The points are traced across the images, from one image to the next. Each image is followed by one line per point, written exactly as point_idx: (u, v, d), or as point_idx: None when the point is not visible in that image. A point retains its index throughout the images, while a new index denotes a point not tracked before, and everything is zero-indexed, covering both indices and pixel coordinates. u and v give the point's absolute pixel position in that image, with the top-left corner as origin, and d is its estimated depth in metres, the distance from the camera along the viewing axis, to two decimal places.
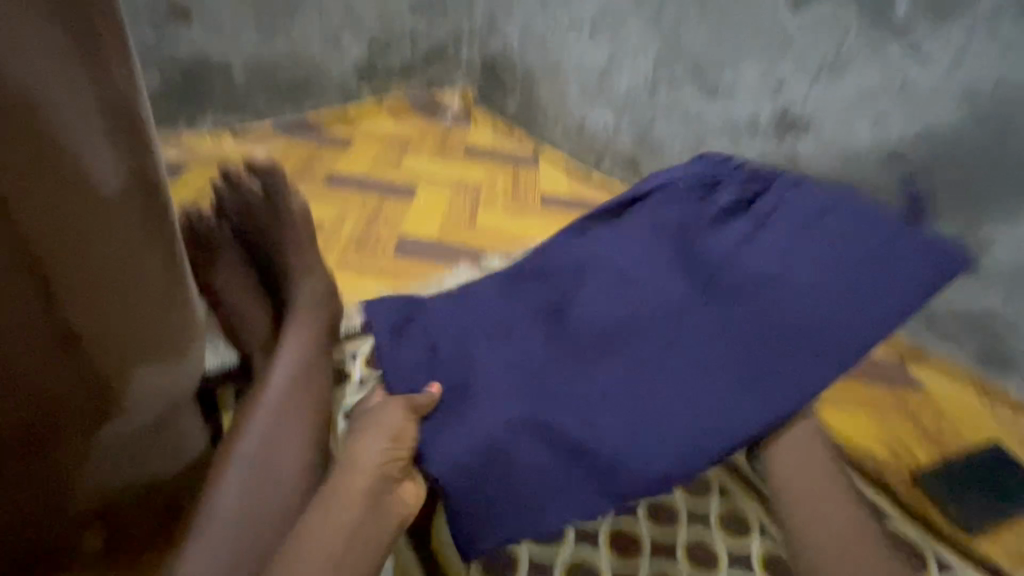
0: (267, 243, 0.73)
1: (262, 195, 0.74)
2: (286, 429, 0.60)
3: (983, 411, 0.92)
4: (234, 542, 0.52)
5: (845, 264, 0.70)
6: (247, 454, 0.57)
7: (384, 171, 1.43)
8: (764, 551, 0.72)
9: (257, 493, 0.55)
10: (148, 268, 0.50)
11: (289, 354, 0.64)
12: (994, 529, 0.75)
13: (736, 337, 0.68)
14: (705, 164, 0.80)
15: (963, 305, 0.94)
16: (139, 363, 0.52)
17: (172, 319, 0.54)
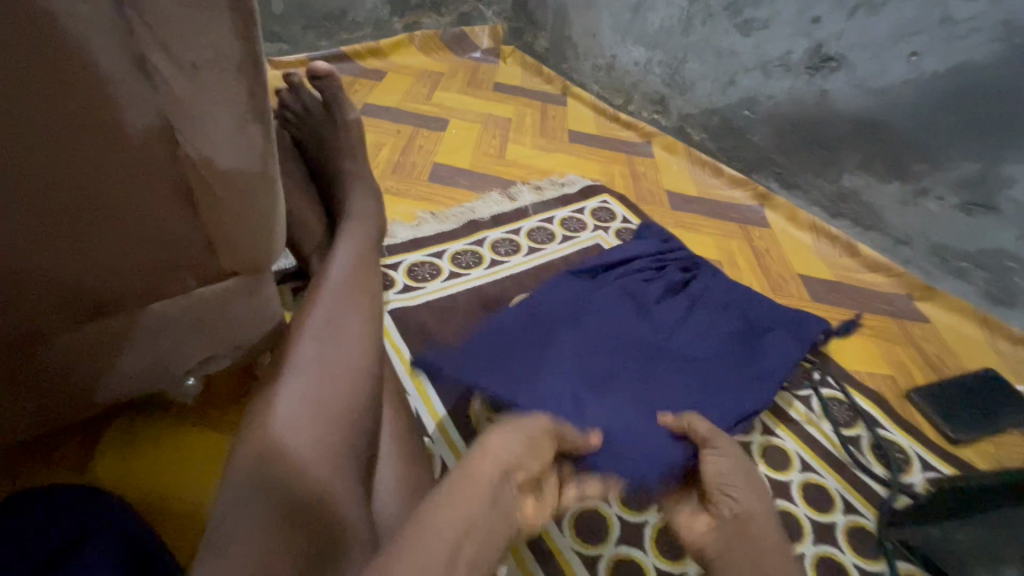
0: (322, 146, 0.80)
1: (319, 102, 0.81)
2: (349, 302, 0.62)
3: (981, 342, 0.97)
4: (318, 404, 0.51)
5: (756, 303, 0.90)
6: (319, 321, 0.58)
7: (416, 104, 1.47)
8: (805, 482, 0.72)
9: (333, 354, 0.55)
10: (255, 194, 0.48)
11: (345, 246, 0.69)
12: (979, 437, 0.80)
13: (696, 372, 0.80)
14: (650, 246, 0.98)
15: (975, 243, 0.97)
16: (235, 262, 0.52)
17: (266, 222, 0.51)
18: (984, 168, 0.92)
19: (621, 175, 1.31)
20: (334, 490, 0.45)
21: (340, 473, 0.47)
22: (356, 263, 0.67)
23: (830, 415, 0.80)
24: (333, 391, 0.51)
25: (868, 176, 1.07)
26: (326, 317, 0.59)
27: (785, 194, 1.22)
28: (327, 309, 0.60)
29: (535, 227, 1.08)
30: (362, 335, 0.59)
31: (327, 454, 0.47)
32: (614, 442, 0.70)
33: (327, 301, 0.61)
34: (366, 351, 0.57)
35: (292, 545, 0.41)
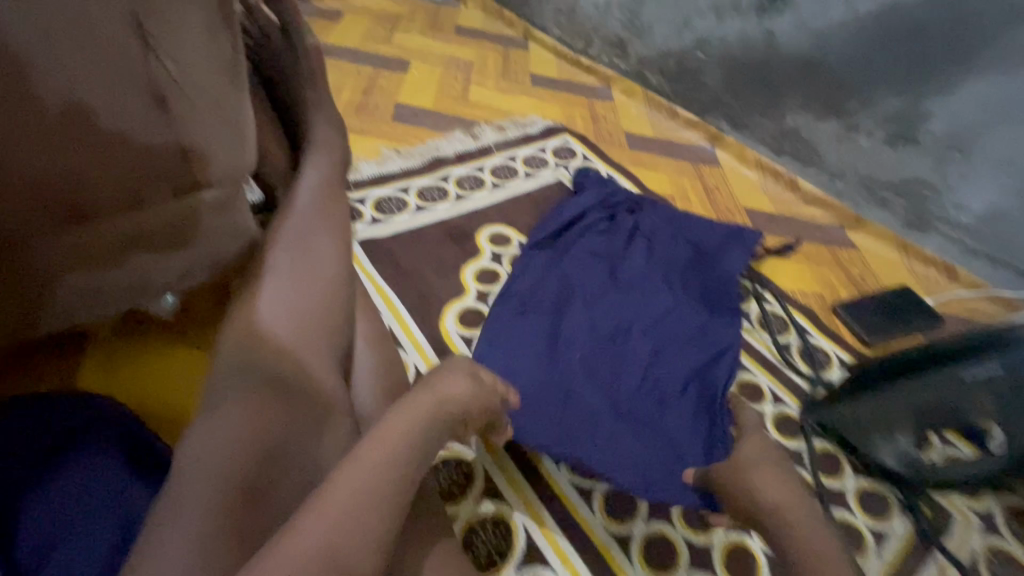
0: (285, 74, 0.79)
1: (279, 26, 0.78)
2: (314, 220, 0.65)
3: (900, 265, 1.08)
4: (300, 316, 0.54)
5: (695, 228, 0.98)
6: (290, 240, 0.61)
7: (377, 45, 1.45)
8: (776, 413, 0.77)
9: (303, 265, 0.59)
10: (229, 97, 0.51)
11: (311, 172, 0.72)
12: (891, 341, 0.92)
13: (670, 311, 0.86)
14: (594, 196, 1.01)
15: (898, 174, 1.07)
16: (214, 172, 0.55)
17: (239, 128, 0.54)
18: (907, 103, 1.01)
19: (581, 117, 1.35)
20: (317, 377, 0.50)
21: (318, 357, 0.51)
22: (321, 188, 0.70)
23: (767, 325, 0.89)
24: (305, 295, 0.55)
25: (808, 114, 1.15)
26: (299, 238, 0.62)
27: (734, 134, 1.29)
28: (297, 229, 0.63)
29: (498, 165, 1.12)
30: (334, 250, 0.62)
31: (309, 349, 0.51)
32: (635, 411, 0.75)
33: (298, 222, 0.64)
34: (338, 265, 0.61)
35: (276, 419, 0.46)
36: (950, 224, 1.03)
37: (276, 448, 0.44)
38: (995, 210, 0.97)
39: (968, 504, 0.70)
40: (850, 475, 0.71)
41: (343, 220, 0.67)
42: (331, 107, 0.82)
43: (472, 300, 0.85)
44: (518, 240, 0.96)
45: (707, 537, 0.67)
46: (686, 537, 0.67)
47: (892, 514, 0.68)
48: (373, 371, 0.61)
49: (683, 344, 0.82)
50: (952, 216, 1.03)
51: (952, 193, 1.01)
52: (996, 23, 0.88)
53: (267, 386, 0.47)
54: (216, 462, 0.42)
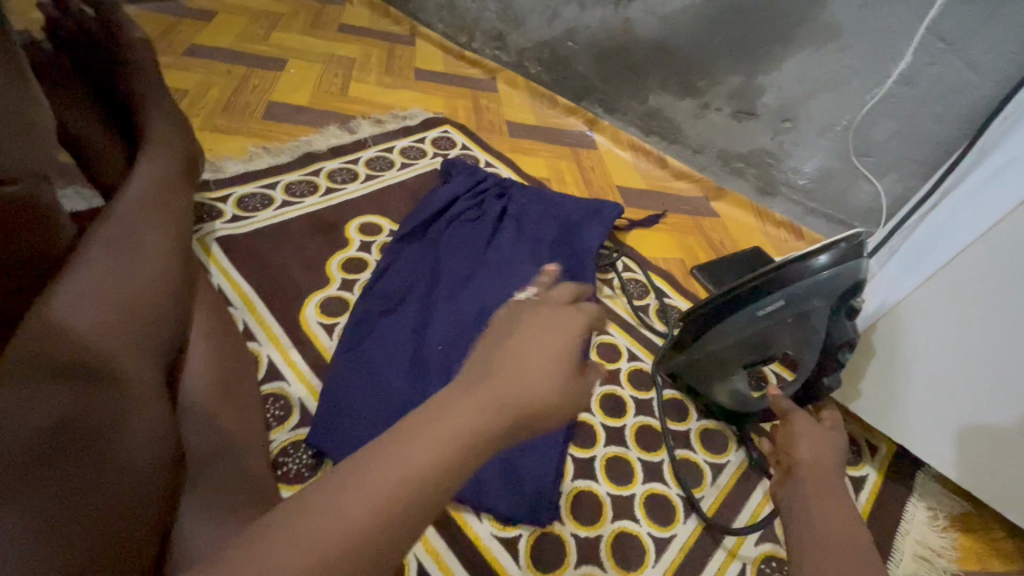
0: (111, 68, 0.77)
1: (101, 21, 0.78)
2: (141, 215, 0.63)
3: (757, 230, 1.18)
4: (116, 305, 0.52)
5: (560, 206, 1.03)
6: (113, 231, 0.59)
7: (252, 44, 1.41)
8: (631, 368, 0.83)
9: (123, 259, 0.57)
10: (7, 80, 0.51)
11: (148, 164, 0.70)
12: None
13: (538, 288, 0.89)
14: (463, 184, 1.04)
15: (745, 146, 1.17)
16: (27, 168, 0.54)
17: (28, 112, 0.54)
18: (745, 79, 1.11)
19: (464, 108, 1.38)
20: (123, 356, 0.49)
21: (134, 344, 0.51)
22: (158, 184, 0.69)
23: (627, 291, 0.95)
24: (125, 286, 0.55)
25: (667, 95, 1.24)
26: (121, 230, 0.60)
27: (609, 118, 1.36)
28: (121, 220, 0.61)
29: (374, 157, 1.12)
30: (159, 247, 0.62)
31: (122, 341, 0.50)
32: None
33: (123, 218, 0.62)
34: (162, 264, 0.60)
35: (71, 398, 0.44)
36: (792, 187, 1.15)
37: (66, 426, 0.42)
38: (825, 170, 1.09)
39: None
40: (694, 419, 0.79)
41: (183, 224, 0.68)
42: (166, 103, 0.80)
43: (336, 288, 0.86)
44: (390, 227, 0.98)
45: (597, 529, 0.66)
46: (575, 531, 0.65)
47: (728, 450, 0.76)
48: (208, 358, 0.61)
49: None
50: (792, 180, 1.14)
51: (790, 159, 1.12)
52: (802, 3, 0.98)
53: (69, 368, 0.46)
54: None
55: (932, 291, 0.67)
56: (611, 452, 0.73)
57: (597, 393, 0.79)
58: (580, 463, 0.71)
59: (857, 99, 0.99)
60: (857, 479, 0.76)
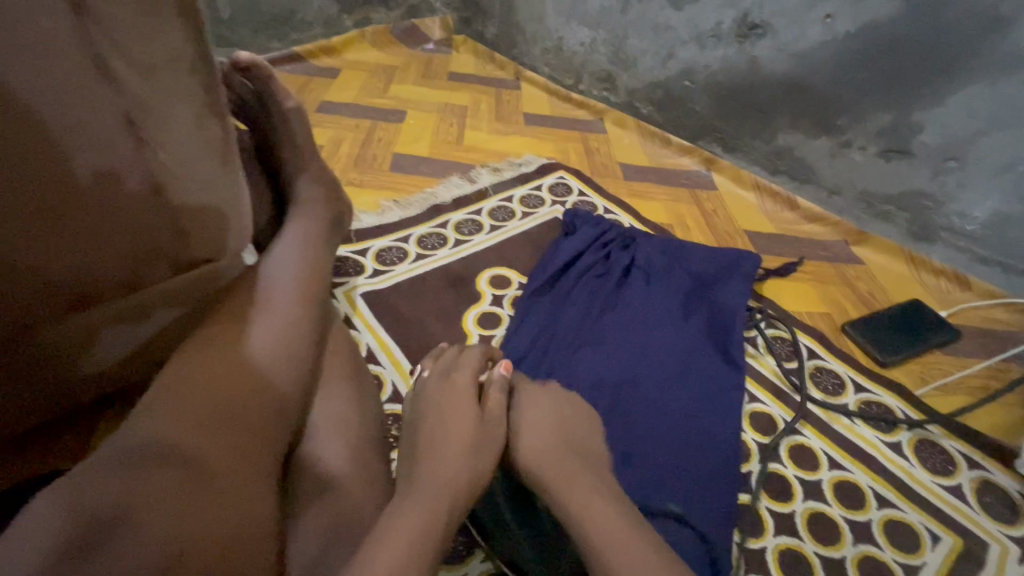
0: (272, 143, 0.84)
1: (255, 93, 0.83)
2: (281, 268, 0.65)
3: (909, 279, 1.06)
4: (258, 359, 0.53)
5: (688, 256, 0.99)
6: (257, 284, 0.61)
7: (373, 97, 1.50)
8: (792, 443, 0.76)
9: (263, 311, 0.58)
10: (216, 172, 0.54)
11: (296, 225, 0.75)
12: (902, 357, 0.89)
13: (677, 347, 0.85)
14: (588, 235, 1.02)
15: (895, 187, 1.07)
16: (214, 246, 0.57)
17: (229, 200, 0.57)
18: (895, 117, 1.01)
19: (575, 151, 1.37)
20: (259, 410, 0.49)
21: (270, 399, 0.51)
22: (302, 238, 0.73)
23: (773, 351, 0.88)
24: (262, 337, 0.55)
25: (799, 133, 1.16)
26: (260, 286, 0.61)
27: (728, 157, 1.30)
28: (261, 277, 0.63)
29: (495, 207, 1.13)
30: (294, 300, 0.61)
31: (256, 384, 0.51)
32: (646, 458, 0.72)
33: (263, 275, 0.63)
34: (295, 320, 0.59)
35: (196, 441, 0.44)
36: (956, 233, 1.02)
37: (179, 466, 0.42)
38: (999, 216, 0.96)
39: (1001, 529, 0.68)
40: (873, 507, 0.70)
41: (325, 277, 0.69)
42: (320, 171, 0.85)
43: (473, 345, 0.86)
44: (518, 280, 0.98)
45: None
46: None
47: (922, 548, 0.67)
48: (335, 424, 0.58)
49: (688, 378, 0.81)
50: (956, 225, 1.02)
51: (953, 203, 1.00)
52: (974, 34, 0.88)
53: (197, 411, 0.46)
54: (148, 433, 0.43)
55: None
56: (782, 544, 0.67)
57: (758, 471, 0.73)
58: (749, 554, 0.66)
59: None
60: None
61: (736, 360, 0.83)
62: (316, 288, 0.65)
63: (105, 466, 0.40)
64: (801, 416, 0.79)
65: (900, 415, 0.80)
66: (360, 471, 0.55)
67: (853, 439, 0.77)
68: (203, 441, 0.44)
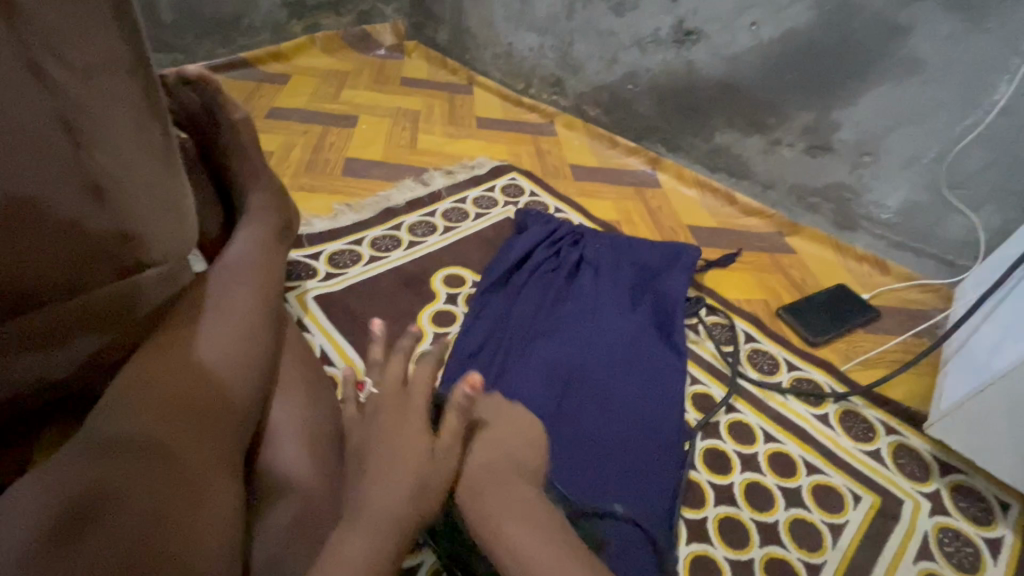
0: (219, 151, 0.83)
1: (203, 104, 0.83)
2: (238, 273, 0.66)
3: (836, 265, 1.15)
4: (216, 358, 0.54)
5: (633, 250, 1.04)
6: (209, 290, 0.62)
7: (324, 103, 1.49)
8: (730, 421, 0.82)
9: (216, 312, 0.59)
10: (158, 172, 0.54)
11: (248, 232, 0.76)
12: (829, 337, 0.97)
13: (627, 336, 0.89)
14: (539, 233, 1.06)
15: (821, 181, 1.15)
16: (155, 245, 0.56)
17: (173, 200, 0.57)
18: (819, 116, 1.09)
19: (527, 153, 1.41)
20: (221, 405, 0.50)
21: (232, 395, 0.52)
22: (254, 244, 0.73)
23: (713, 336, 0.94)
24: (220, 337, 0.56)
25: (734, 133, 1.23)
26: (216, 289, 0.62)
27: (671, 156, 1.36)
28: (212, 283, 0.63)
29: (449, 208, 1.16)
30: (252, 303, 0.62)
31: (217, 381, 0.52)
32: (598, 442, 0.76)
33: (215, 280, 0.64)
34: (252, 321, 0.60)
35: (168, 429, 0.45)
36: (874, 222, 1.11)
37: (150, 457, 0.42)
38: (910, 204, 1.05)
39: (915, 487, 0.75)
40: (803, 474, 0.76)
41: (275, 281, 0.69)
42: (268, 176, 0.86)
43: (428, 343, 0.88)
44: (472, 278, 1.00)
45: None
46: None
47: (847, 507, 0.73)
48: (295, 421, 0.59)
49: (637, 366, 0.85)
50: (874, 214, 1.11)
51: (871, 193, 1.09)
52: (880, 39, 0.97)
53: (166, 401, 0.47)
54: (115, 424, 0.44)
55: (1004, 388, 0.67)
56: (722, 513, 0.72)
57: (700, 447, 0.78)
58: (692, 525, 0.70)
59: (948, 130, 0.96)
60: (992, 542, 0.71)
61: (681, 346, 0.89)
62: (269, 291, 0.66)
63: (78, 460, 0.40)
64: (734, 392, 0.85)
65: (827, 389, 0.87)
66: (314, 464, 0.56)
67: (785, 413, 0.83)
68: (171, 431, 0.45)
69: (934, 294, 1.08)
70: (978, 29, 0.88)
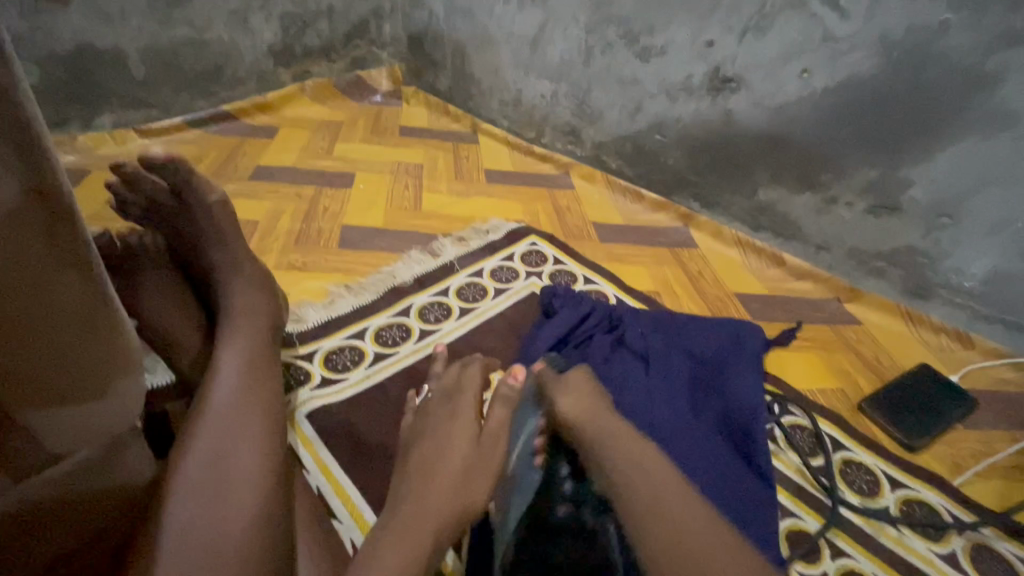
0: (196, 246, 0.69)
1: (169, 191, 0.70)
2: (233, 432, 0.50)
3: (909, 338, 1.00)
4: None
5: (683, 331, 0.89)
6: (193, 475, 0.46)
7: (316, 159, 1.34)
8: (841, 570, 0.66)
9: (208, 520, 0.44)
10: (79, 334, 0.35)
11: (232, 354, 0.58)
12: (928, 439, 0.81)
13: (700, 452, 0.73)
14: (572, 316, 0.90)
15: (887, 244, 1.01)
16: (78, 423, 0.37)
17: (109, 367, 0.38)
18: (884, 173, 0.96)
19: (545, 212, 1.26)
20: None
21: None
22: (243, 375, 0.55)
23: (795, 445, 0.78)
24: (216, 565, 0.42)
25: (781, 189, 1.10)
26: (208, 463, 0.47)
27: (706, 213, 1.23)
28: (196, 459, 0.47)
29: (464, 284, 1.00)
30: (257, 481, 0.47)
31: None
32: None
33: (202, 447, 0.48)
34: (255, 519, 0.45)
35: None
36: (953, 290, 0.97)
37: None
38: (998, 273, 0.91)
39: None
40: None
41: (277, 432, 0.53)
42: (252, 265, 0.72)
43: None
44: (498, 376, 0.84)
45: None
46: None
47: None
48: None
49: (719, 495, 0.69)
50: (954, 282, 0.97)
51: (950, 259, 0.95)
52: (960, 90, 0.84)
53: None
54: None
55: None
56: None
57: None
58: None
59: None
60: None
61: (766, 462, 0.73)
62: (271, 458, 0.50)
63: None
64: (849, 535, 0.69)
65: (948, 517, 0.72)
66: None
67: (904, 555, 0.68)
68: None
69: None
70: None
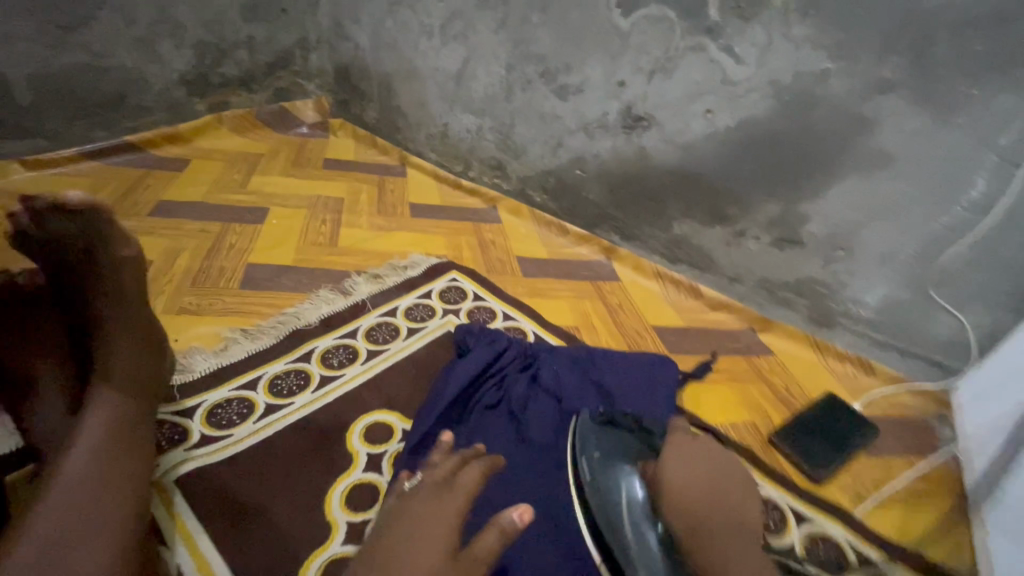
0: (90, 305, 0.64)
1: (76, 239, 0.64)
2: (83, 514, 0.48)
3: (817, 366, 1.03)
4: None
5: (595, 366, 0.89)
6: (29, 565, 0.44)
7: (228, 193, 1.27)
8: None
9: None
10: None
11: (95, 422, 0.55)
12: (832, 470, 0.82)
13: None
14: (484, 355, 0.87)
15: (792, 276, 1.05)
16: None
17: None
18: (785, 209, 1.00)
19: (468, 246, 1.24)
20: None
21: None
22: (104, 448, 0.54)
23: None
24: None
25: (694, 223, 1.12)
26: (40, 561, 0.44)
27: (626, 245, 1.24)
28: (35, 545, 0.45)
29: (375, 324, 0.95)
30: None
31: None
32: None
33: (36, 541, 0.45)
34: None
35: None
36: (852, 319, 1.01)
37: None
38: (890, 302, 0.96)
39: None
40: None
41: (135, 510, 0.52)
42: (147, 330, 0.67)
43: (339, 543, 0.64)
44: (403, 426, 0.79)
45: None
46: None
47: None
48: None
49: None
50: (853, 311, 1.01)
51: (848, 289, 0.99)
52: (844, 132, 0.89)
53: None
54: None
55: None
56: None
57: None
58: None
59: (922, 228, 0.88)
60: None
61: None
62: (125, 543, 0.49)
63: None
64: None
65: (850, 552, 0.72)
66: None
67: None
68: None
69: (925, 398, 0.98)
70: (948, 125, 0.81)
